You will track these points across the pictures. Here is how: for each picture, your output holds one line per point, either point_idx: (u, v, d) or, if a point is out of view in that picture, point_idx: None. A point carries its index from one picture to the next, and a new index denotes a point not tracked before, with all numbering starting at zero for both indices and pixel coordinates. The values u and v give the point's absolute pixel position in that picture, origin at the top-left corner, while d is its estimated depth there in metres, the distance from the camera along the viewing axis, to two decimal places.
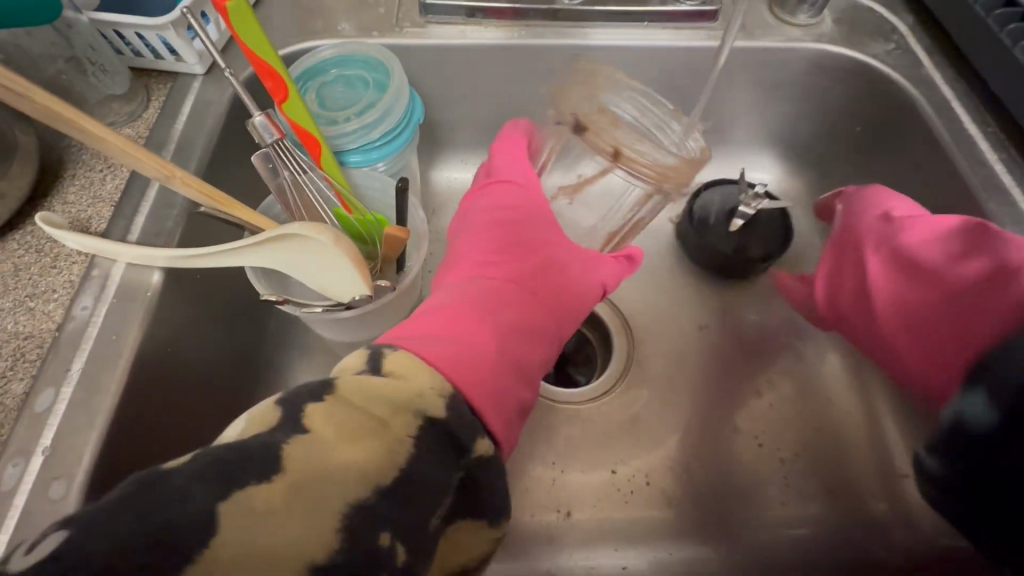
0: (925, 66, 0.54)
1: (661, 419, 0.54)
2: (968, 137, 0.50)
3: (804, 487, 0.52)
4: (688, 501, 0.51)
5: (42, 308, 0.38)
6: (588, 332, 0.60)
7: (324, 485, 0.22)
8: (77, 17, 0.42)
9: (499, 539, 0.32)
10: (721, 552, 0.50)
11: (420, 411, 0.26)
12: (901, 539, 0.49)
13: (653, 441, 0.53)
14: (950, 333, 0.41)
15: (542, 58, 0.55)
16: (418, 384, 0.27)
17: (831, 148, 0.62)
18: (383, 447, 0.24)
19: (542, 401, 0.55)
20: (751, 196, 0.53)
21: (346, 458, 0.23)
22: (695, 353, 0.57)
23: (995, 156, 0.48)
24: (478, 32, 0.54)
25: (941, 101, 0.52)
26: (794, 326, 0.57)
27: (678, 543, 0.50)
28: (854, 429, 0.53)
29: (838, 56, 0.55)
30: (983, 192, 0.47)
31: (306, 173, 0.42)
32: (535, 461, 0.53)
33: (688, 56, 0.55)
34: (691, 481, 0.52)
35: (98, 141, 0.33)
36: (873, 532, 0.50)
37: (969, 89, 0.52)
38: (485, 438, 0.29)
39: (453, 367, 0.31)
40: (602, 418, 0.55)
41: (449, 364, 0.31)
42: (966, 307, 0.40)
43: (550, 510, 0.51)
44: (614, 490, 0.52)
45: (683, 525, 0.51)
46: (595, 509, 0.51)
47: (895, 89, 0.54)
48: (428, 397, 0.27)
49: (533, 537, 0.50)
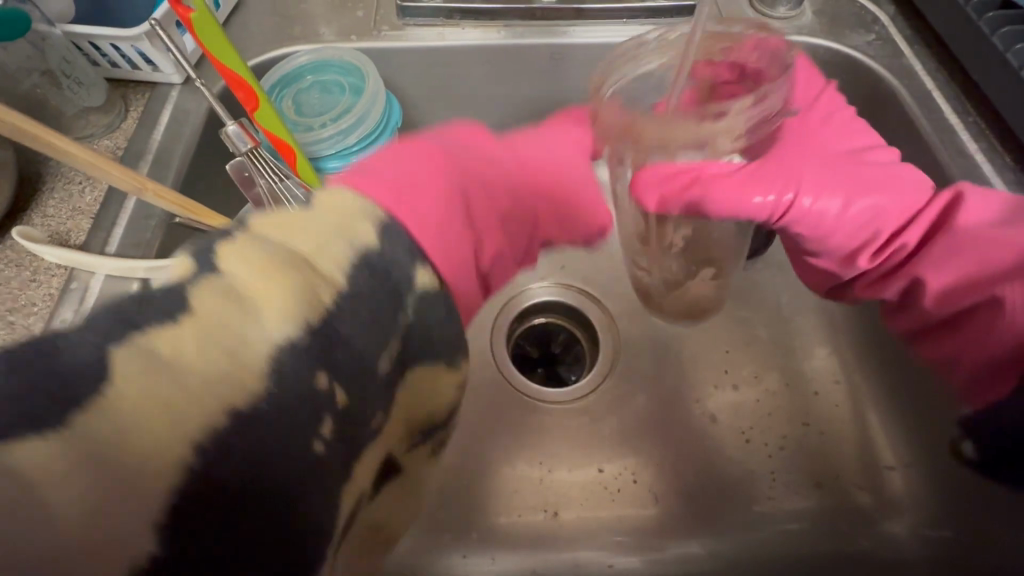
0: (905, 56, 0.54)
1: (647, 416, 0.54)
2: (948, 127, 0.49)
3: (790, 481, 0.52)
4: (676, 498, 0.52)
5: (22, 323, 0.39)
6: (576, 330, 0.60)
7: (245, 357, 0.21)
8: (50, 30, 0.43)
9: (463, 386, 0.31)
10: (708, 548, 0.50)
11: (356, 242, 0.25)
12: (887, 530, 0.49)
13: (641, 439, 0.54)
14: (945, 355, 0.44)
15: (522, 58, 0.55)
16: (352, 222, 0.25)
17: None
18: (301, 285, 0.23)
19: (528, 400, 0.55)
20: None
21: (267, 305, 0.22)
22: (682, 351, 0.57)
23: (976, 146, 0.48)
24: (458, 34, 0.54)
25: (922, 92, 0.51)
26: (780, 319, 0.58)
27: (664, 539, 0.50)
28: (841, 421, 0.53)
29: (818, 48, 0.55)
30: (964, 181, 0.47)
31: (282, 181, 0.41)
32: (523, 461, 0.53)
33: None
34: (678, 477, 0.52)
35: (67, 157, 0.33)
36: (860, 524, 0.50)
37: (950, 79, 0.52)
38: (426, 268, 0.27)
39: (425, 230, 0.31)
40: (589, 417, 0.55)
41: (420, 236, 0.31)
42: (963, 342, 0.42)
43: (537, 511, 0.51)
44: (601, 489, 0.52)
45: (670, 522, 0.51)
46: (581, 507, 0.51)
47: (876, 80, 0.54)
48: (360, 227, 0.25)
49: (520, 537, 0.51)
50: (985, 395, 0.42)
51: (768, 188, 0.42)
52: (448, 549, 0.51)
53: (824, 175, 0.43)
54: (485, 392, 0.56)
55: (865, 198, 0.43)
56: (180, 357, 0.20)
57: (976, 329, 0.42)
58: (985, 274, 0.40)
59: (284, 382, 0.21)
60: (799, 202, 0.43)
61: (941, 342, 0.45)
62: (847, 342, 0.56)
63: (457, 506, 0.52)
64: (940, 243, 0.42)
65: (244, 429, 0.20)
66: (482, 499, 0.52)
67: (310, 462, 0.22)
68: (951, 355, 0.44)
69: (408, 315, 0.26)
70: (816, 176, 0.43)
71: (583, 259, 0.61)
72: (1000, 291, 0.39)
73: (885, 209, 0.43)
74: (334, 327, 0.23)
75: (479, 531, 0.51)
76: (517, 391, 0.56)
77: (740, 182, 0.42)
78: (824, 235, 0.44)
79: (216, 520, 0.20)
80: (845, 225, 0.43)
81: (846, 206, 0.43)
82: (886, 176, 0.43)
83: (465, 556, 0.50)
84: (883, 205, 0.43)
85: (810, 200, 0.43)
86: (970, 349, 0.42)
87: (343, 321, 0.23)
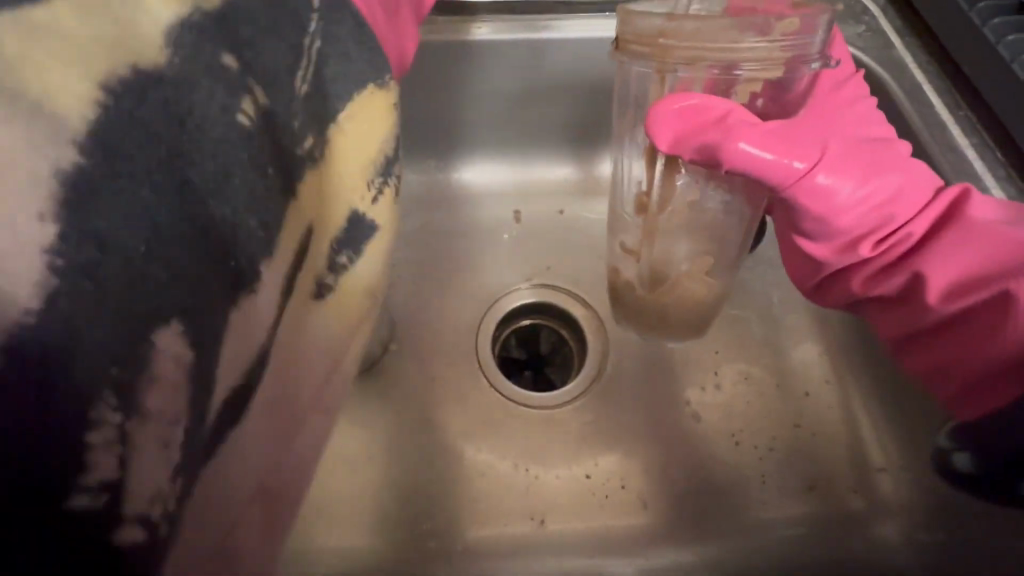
0: (896, 48, 0.52)
1: (636, 420, 0.53)
2: (939, 121, 0.48)
3: (780, 484, 0.51)
4: (665, 502, 0.51)
5: None
6: (565, 331, 0.59)
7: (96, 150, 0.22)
8: None
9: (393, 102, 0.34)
10: (698, 553, 0.49)
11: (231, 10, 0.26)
12: (877, 533, 0.49)
13: (630, 442, 0.53)
14: (940, 360, 0.41)
15: (506, 52, 0.53)
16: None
17: None
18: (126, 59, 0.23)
19: (515, 405, 0.54)
20: None
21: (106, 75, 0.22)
22: (671, 353, 0.56)
23: (967, 141, 0.47)
24: (462, 30, 0.52)
25: (914, 85, 0.50)
26: (770, 317, 0.57)
27: (653, 544, 0.50)
28: (831, 422, 0.53)
29: None
30: (955, 177, 0.46)
31: None
32: (509, 467, 0.52)
33: None
34: (667, 482, 0.51)
35: None
36: (851, 527, 0.49)
37: (941, 71, 0.50)
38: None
39: None
40: (577, 421, 0.54)
41: None
42: (962, 346, 0.39)
43: (524, 519, 0.51)
44: (589, 495, 0.51)
45: (659, 527, 0.50)
46: (569, 514, 0.51)
47: (867, 72, 0.52)
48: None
49: (508, 546, 0.50)
50: (984, 406, 0.39)
51: (777, 147, 0.39)
52: (432, 559, 0.50)
53: (846, 148, 0.41)
54: (470, 397, 0.55)
55: (888, 177, 0.41)
56: (64, 41, 0.21)
57: (976, 333, 0.39)
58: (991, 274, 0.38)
59: (182, 58, 0.24)
60: (815, 170, 0.39)
61: (930, 347, 0.42)
62: (838, 340, 0.55)
63: (442, 515, 0.51)
64: (947, 240, 0.40)
65: (141, 99, 0.23)
66: (467, 508, 0.51)
67: (234, 151, 0.25)
68: (941, 363, 0.41)
69: (312, 46, 0.30)
70: (840, 145, 0.41)
71: (571, 260, 0.60)
72: (1009, 287, 0.37)
73: (902, 193, 0.41)
74: (233, 28, 0.26)
75: (464, 540, 0.50)
76: (504, 398, 0.55)
77: (748, 134, 0.38)
78: (829, 213, 0.41)
79: (137, 187, 0.22)
80: (850, 202, 0.40)
81: (862, 182, 0.40)
82: (906, 163, 0.42)
83: (450, 566, 0.49)
84: (902, 188, 0.41)
85: (826, 168, 0.40)
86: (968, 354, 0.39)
87: (240, 25, 0.26)
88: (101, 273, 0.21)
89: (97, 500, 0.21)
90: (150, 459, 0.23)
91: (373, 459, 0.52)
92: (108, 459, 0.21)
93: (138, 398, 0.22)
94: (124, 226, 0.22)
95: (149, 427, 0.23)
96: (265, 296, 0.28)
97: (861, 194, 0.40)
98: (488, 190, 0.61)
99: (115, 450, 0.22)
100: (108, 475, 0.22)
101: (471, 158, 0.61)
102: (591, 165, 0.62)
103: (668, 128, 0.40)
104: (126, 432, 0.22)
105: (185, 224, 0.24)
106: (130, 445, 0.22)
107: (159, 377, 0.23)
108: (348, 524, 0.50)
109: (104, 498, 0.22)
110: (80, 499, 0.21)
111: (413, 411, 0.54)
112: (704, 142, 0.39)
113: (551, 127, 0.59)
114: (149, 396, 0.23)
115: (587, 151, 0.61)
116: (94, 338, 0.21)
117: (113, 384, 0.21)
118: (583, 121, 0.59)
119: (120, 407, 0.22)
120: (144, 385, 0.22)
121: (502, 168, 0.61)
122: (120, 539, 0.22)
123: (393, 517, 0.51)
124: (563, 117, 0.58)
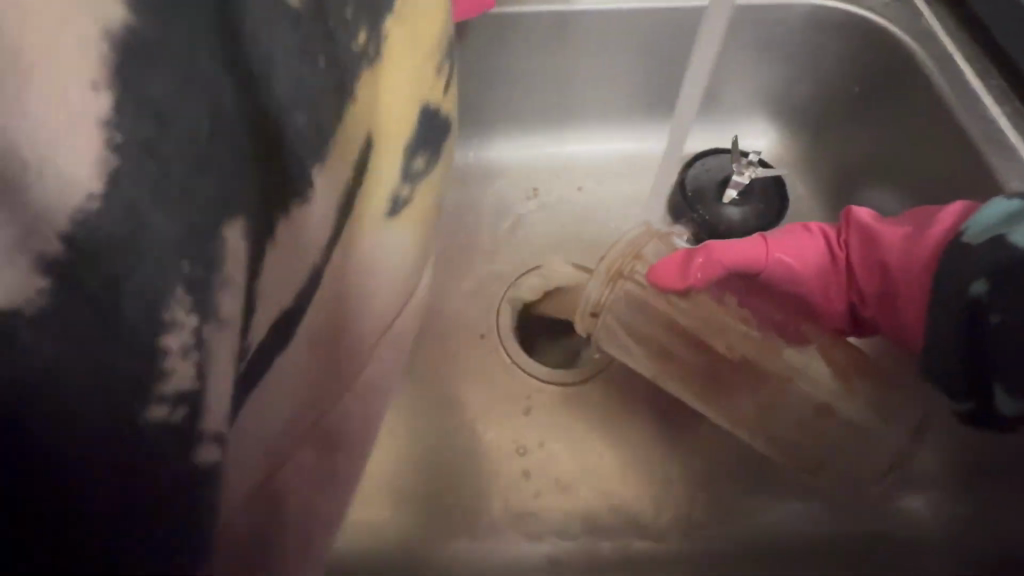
0: (924, 17, 0.51)
1: (660, 401, 0.53)
2: (971, 91, 0.47)
3: None
4: (691, 480, 0.51)
5: None
6: None
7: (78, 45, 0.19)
8: None
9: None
10: (726, 530, 0.50)
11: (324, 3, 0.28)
12: (905, 507, 0.50)
13: (656, 422, 0.53)
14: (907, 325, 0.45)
15: (527, 27, 0.52)
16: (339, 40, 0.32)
17: (829, 110, 0.58)
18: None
19: (538, 383, 0.54)
20: (745, 164, 0.53)
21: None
22: None
23: (999, 109, 0.46)
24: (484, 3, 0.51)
25: (943, 54, 0.49)
26: None
27: (681, 522, 0.50)
28: None
29: (836, 12, 0.52)
30: (985, 150, 0.45)
31: None
32: (534, 444, 0.52)
33: (680, 16, 0.52)
34: (693, 460, 0.52)
35: None
36: (877, 501, 0.50)
37: (971, 39, 0.49)
38: None
39: None
40: (601, 398, 0.54)
41: None
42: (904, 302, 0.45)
43: (551, 497, 0.51)
44: (616, 473, 0.51)
45: (689, 506, 0.51)
46: (598, 493, 0.51)
47: (894, 42, 0.51)
48: None
49: (536, 524, 0.50)
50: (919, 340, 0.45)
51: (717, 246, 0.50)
52: (465, 539, 0.50)
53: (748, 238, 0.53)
54: (497, 378, 0.54)
55: (788, 231, 0.51)
56: None
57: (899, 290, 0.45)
58: (887, 235, 0.46)
59: None
60: (758, 244, 0.50)
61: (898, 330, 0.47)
62: None
63: (471, 494, 0.51)
64: (840, 234, 0.49)
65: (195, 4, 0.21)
66: (492, 489, 0.51)
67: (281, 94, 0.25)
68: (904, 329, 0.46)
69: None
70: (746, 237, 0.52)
71: (594, 240, 0.59)
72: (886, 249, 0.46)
73: (804, 236, 0.50)
74: None
75: (492, 519, 0.50)
76: (527, 376, 0.54)
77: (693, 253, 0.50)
78: (795, 277, 0.50)
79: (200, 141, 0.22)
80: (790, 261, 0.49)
81: (790, 247, 0.50)
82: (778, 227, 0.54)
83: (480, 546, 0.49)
84: (801, 232, 0.50)
85: (762, 247, 0.49)
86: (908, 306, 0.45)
87: None
88: (169, 168, 0.21)
89: (174, 413, 0.22)
90: (220, 369, 0.24)
91: (397, 444, 0.52)
92: (166, 449, 0.22)
93: (213, 302, 0.23)
94: (184, 107, 0.21)
95: (220, 335, 0.24)
96: (300, 260, 0.29)
97: (790, 252, 0.50)
98: (507, 170, 0.61)
99: (190, 359, 0.22)
100: (185, 387, 0.22)
101: (489, 138, 0.60)
102: (611, 143, 0.61)
103: (671, 266, 0.49)
104: (202, 340, 0.23)
105: (227, 146, 0.23)
106: (204, 354, 0.23)
107: (230, 279, 0.24)
108: (373, 510, 0.50)
109: (181, 412, 0.22)
110: (155, 411, 0.22)
111: (438, 391, 0.54)
112: (691, 256, 0.49)
113: (568, 103, 0.58)
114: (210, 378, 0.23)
115: (609, 127, 0.60)
116: (158, 230, 0.21)
117: (187, 283, 0.22)
118: (601, 98, 0.58)
119: (179, 394, 0.22)
120: (215, 291, 0.23)
121: (523, 147, 0.61)
122: (196, 457, 0.23)
123: (419, 499, 0.51)
124: (583, 94, 0.58)
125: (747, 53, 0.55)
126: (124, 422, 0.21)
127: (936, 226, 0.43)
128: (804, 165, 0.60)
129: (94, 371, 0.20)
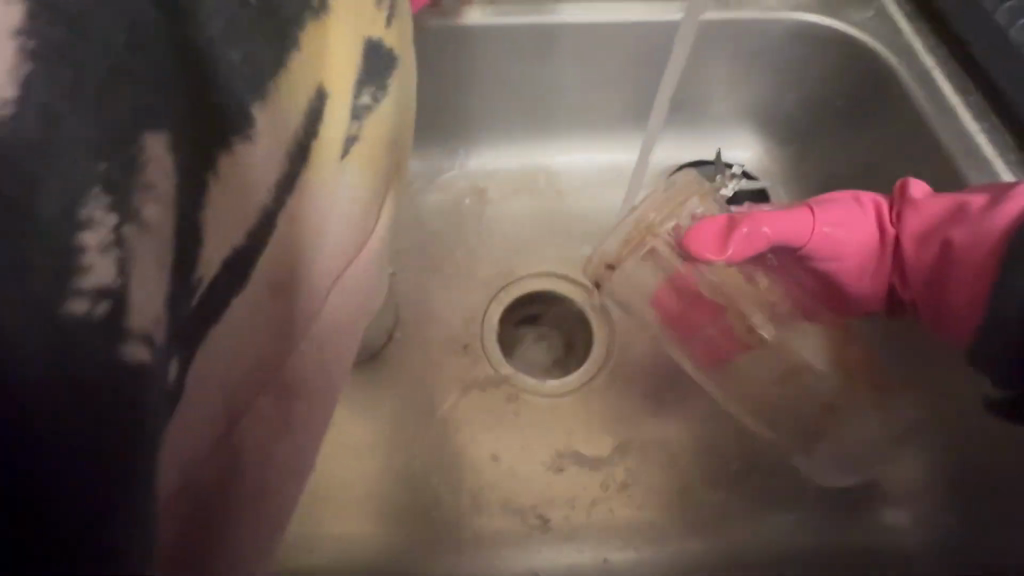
0: (904, 33, 0.51)
1: (643, 411, 0.54)
2: (950, 107, 0.48)
3: (791, 472, 0.52)
4: (674, 491, 0.51)
5: None
6: (571, 321, 0.59)
7: None
8: None
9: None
10: (708, 541, 0.50)
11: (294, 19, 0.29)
12: (887, 521, 0.50)
13: (640, 434, 0.53)
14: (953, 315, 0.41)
15: (511, 40, 0.52)
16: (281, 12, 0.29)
17: (813, 124, 0.58)
18: None
19: (523, 393, 0.54)
20: (728, 177, 0.54)
21: None
22: None
23: (978, 126, 0.47)
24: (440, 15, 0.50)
25: (923, 71, 0.50)
26: None
27: (663, 534, 0.50)
28: None
29: (817, 27, 0.53)
30: (963, 166, 0.46)
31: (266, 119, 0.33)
32: (519, 454, 0.52)
33: (662, 31, 0.52)
34: (675, 470, 0.52)
35: None
36: (860, 514, 0.51)
37: (952, 56, 0.50)
38: None
39: None
40: (585, 409, 0.54)
41: None
42: (956, 290, 0.40)
43: (536, 511, 0.51)
44: (601, 488, 0.51)
45: (671, 516, 0.51)
46: (582, 507, 0.51)
47: (875, 58, 0.52)
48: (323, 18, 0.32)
49: (519, 536, 0.50)
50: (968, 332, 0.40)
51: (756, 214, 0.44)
52: (443, 549, 0.50)
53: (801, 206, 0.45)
54: (476, 387, 0.54)
55: (837, 205, 0.45)
56: None
57: (957, 276, 0.40)
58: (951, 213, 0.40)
59: None
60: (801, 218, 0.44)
61: (942, 319, 0.42)
62: None
63: (450, 503, 0.51)
64: (894, 211, 0.44)
65: None
66: (474, 501, 0.51)
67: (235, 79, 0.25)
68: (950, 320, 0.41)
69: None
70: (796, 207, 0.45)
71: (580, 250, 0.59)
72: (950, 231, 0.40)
73: (854, 210, 0.44)
74: None
75: (475, 529, 0.50)
76: (512, 386, 0.55)
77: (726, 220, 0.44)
78: (838, 255, 0.44)
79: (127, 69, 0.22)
80: (835, 234, 0.44)
81: (835, 220, 0.44)
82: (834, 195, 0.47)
83: (461, 556, 0.49)
84: (851, 206, 0.45)
85: (809, 222, 0.44)
86: (962, 295, 0.40)
87: None
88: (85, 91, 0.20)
89: (97, 308, 0.19)
90: (148, 270, 0.21)
91: (380, 453, 0.52)
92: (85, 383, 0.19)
93: (136, 204, 0.21)
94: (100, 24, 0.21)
95: (147, 238, 0.21)
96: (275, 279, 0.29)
97: (835, 226, 0.44)
98: (494, 180, 0.61)
99: (112, 253, 0.20)
100: (107, 281, 0.20)
101: (475, 149, 0.60)
102: (587, 153, 0.61)
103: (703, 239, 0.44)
104: (125, 238, 0.20)
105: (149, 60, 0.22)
106: (129, 249, 0.20)
107: (156, 185, 0.22)
108: (355, 519, 0.50)
109: (106, 307, 0.20)
110: (79, 308, 0.19)
111: (422, 398, 0.54)
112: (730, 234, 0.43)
113: (554, 115, 0.59)
114: (136, 303, 0.21)
115: (582, 138, 0.61)
116: (74, 136, 0.20)
117: (104, 178, 0.20)
118: (587, 110, 0.58)
119: (100, 317, 0.19)
120: (137, 190, 0.21)
121: (503, 155, 0.61)
122: (129, 354, 0.20)
123: (400, 507, 0.51)
124: (568, 107, 0.58)
125: (731, 66, 0.56)
126: (43, 325, 0.18)
127: (1004, 209, 0.38)
128: (789, 177, 0.61)
129: (27, 289, 0.18)
